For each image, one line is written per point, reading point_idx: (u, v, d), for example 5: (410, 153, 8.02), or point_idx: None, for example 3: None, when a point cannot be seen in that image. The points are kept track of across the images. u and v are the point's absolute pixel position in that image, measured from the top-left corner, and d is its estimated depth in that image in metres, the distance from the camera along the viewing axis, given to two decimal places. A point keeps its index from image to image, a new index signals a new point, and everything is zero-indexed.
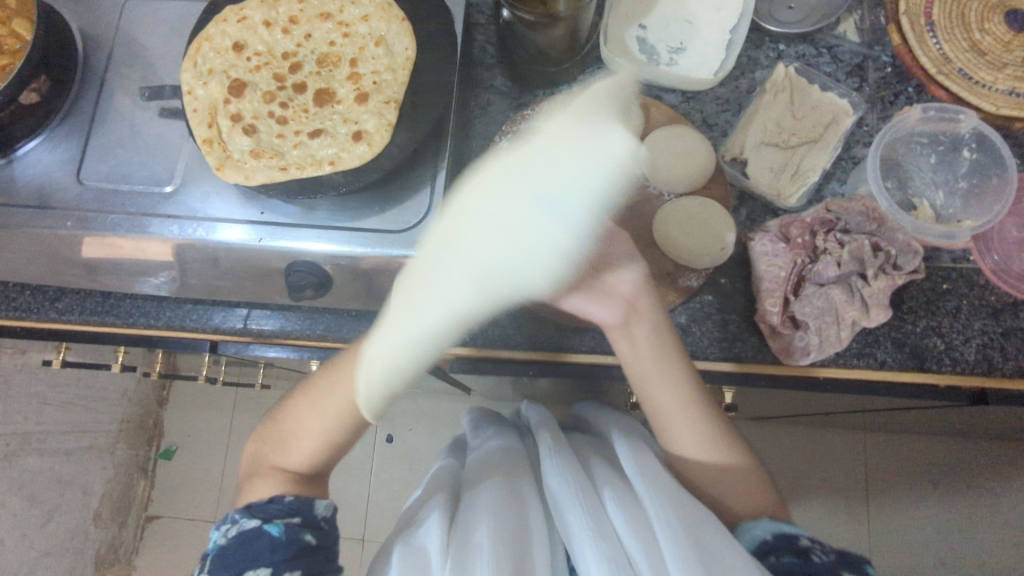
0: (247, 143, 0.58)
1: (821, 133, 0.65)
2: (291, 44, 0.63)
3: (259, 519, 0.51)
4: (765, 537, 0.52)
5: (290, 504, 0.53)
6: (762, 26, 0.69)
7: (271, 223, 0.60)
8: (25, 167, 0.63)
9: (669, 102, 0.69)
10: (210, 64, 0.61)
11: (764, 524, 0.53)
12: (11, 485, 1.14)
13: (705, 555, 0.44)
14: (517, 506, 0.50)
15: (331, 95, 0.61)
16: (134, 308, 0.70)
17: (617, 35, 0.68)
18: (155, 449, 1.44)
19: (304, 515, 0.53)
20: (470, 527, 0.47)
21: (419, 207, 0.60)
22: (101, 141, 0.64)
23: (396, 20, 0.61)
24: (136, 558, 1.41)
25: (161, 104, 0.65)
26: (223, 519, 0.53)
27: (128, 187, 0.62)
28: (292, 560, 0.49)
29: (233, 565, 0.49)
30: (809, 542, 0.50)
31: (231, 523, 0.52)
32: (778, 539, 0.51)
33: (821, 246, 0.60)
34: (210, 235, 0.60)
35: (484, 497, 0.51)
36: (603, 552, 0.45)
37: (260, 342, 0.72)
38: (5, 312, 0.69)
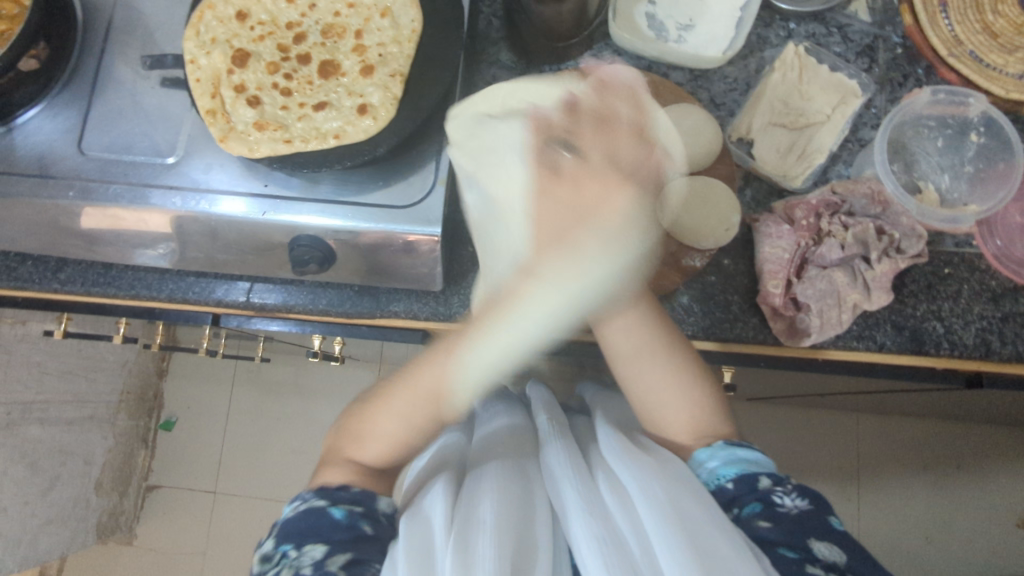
0: (250, 115, 0.58)
1: (828, 115, 0.64)
2: (295, 14, 0.62)
3: (325, 500, 0.53)
4: (724, 483, 0.52)
5: (356, 494, 0.55)
6: (774, 4, 0.68)
7: (272, 196, 0.60)
8: (25, 135, 0.63)
9: (677, 79, 0.69)
10: (213, 33, 0.60)
11: (717, 452, 0.54)
12: (14, 454, 1.11)
13: (696, 539, 0.45)
14: (517, 491, 0.53)
15: (336, 67, 0.60)
16: (137, 281, 0.69)
17: (626, 11, 0.68)
18: (156, 419, 1.47)
19: (367, 506, 0.54)
20: (476, 511, 0.50)
21: (422, 181, 0.60)
22: (101, 111, 0.63)
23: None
24: (136, 526, 1.43)
25: (163, 74, 0.64)
26: (296, 496, 0.56)
27: (130, 158, 0.62)
28: (347, 543, 0.50)
29: (294, 537, 0.51)
30: (768, 485, 0.50)
31: (302, 501, 0.55)
32: (738, 486, 0.51)
33: (826, 229, 0.59)
34: (212, 209, 0.60)
35: (482, 483, 0.54)
36: (593, 531, 0.47)
37: (261, 315, 0.72)
38: (6, 282, 0.69)
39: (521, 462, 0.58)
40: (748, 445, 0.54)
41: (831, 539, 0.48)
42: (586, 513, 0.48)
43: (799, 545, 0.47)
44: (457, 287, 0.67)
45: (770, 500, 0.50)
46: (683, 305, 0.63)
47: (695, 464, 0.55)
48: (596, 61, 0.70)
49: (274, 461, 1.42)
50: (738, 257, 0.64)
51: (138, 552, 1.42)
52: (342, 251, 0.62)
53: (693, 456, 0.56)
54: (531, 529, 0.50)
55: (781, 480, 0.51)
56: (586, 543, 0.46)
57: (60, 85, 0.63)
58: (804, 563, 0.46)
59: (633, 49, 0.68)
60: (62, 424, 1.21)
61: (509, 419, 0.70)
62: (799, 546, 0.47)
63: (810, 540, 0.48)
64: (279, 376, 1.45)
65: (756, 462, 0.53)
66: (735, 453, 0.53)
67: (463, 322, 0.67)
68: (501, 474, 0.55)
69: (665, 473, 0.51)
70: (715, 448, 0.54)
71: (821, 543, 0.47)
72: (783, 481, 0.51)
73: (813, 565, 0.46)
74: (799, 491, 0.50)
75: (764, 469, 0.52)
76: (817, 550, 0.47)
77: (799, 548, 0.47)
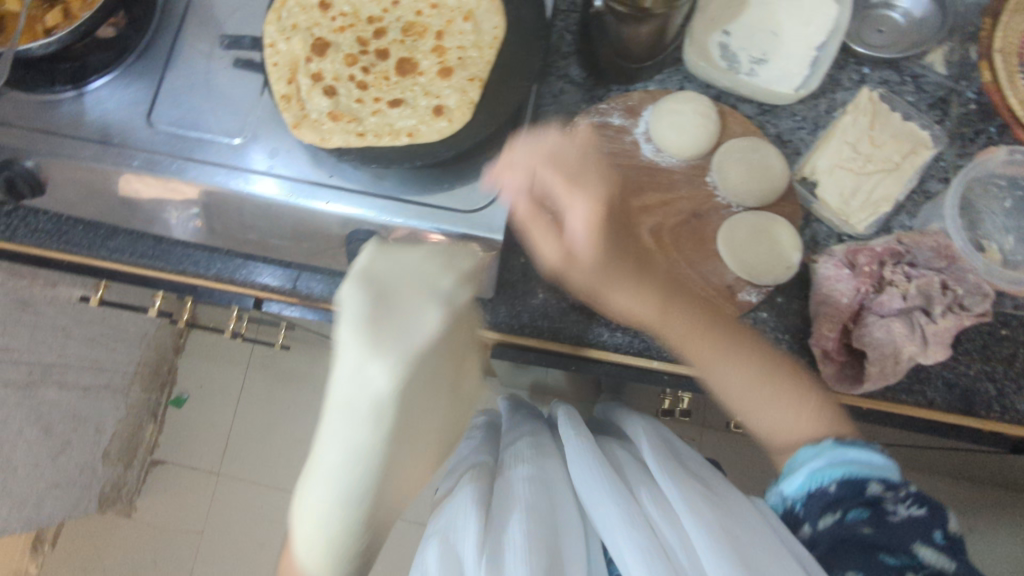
0: (325, 104, 0.58)
1: (897, 164, 0.63)
2: (377, 9, 0.62)
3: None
4: (826, 487, 0.51)
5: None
6: (850, 46, 0.68)
7: (309, 181, 0.60)
8: (94, 101, 0.63)
9: (745, 112, 0.69)
10: (294, 20, 0.60)
11: (819, 448, 0.54)
12: (31, 415, 1.11)
13: (741, 550, 0.46)
14: (550, 501, 0.55)
15: (414, 65, 0.60)
16: (185, 257, 0.70)
17: (699, 39, 0.67)
18: (167, 395, 1.46)
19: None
20: (505, 524, 0.51)
21: (487, 191, 0.59)
22: (173, 85, 0.64)
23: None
24: (137, 499, 1.41)
25: (236, 55, 0.64)
26: None
27: (196, 135, 0.62)
28: None
29: None
30: (880, 492, 0.50)
31: None
32: (842, 490, 0.51)
33: (888, 278, 0.59)
34: (245, 186, 0.59)
35: (512, 494, 0.55)
36: (637, 544, 0.47)
37: (303, 304, 0.72)
38: (56, 245, 0.70)
39: (549, 471, 0.60)
40: (861, 446, 0.53)
41: (932, 546, 0.48)
42: (629, 520, 0.49)
43: (901, 551, 0.48)
44: (505, 296, 0.67)
45: (880, 507, 0.50)
46: None
47: (798, 464, 0.55)
48: (666, 85, 0.69)
49: (282, 448, 1.42)
50: (793, 297, 0.65)
51: (136, 525, 1.41)
52: None
53: (797, 453, 0.55)
54: (562, 541, 0.51)
55: (894, 486, 0.50)
56: (631, 555, 0.47)
57: (136, 54, 0.64)
58: (907, 571, 0.47)
59: (704, 77, 0.68)
60: (79, 390, 1.21)
61: (530, 433, 0.72)
62: (902, 552, 0.48)
63: (916, 546, 0.48)
64: (295, 364, 1.45)
65: (869, 463, 0.52)
66: (846, 454, 0.53)
67: (507, 333, 0.67)
68: (531, 486, 0.56)
69: (705, 491, 0.52)
70: (824, 448, 0.54)
71: (927, 549, 0.48)
72: (898, 488, 0.50)
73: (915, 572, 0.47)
74: (914, 499, 0.50)
75: (876, 472, 0.51)
76: (923, 556, 0.48)
77: (903, 555, 0.48)
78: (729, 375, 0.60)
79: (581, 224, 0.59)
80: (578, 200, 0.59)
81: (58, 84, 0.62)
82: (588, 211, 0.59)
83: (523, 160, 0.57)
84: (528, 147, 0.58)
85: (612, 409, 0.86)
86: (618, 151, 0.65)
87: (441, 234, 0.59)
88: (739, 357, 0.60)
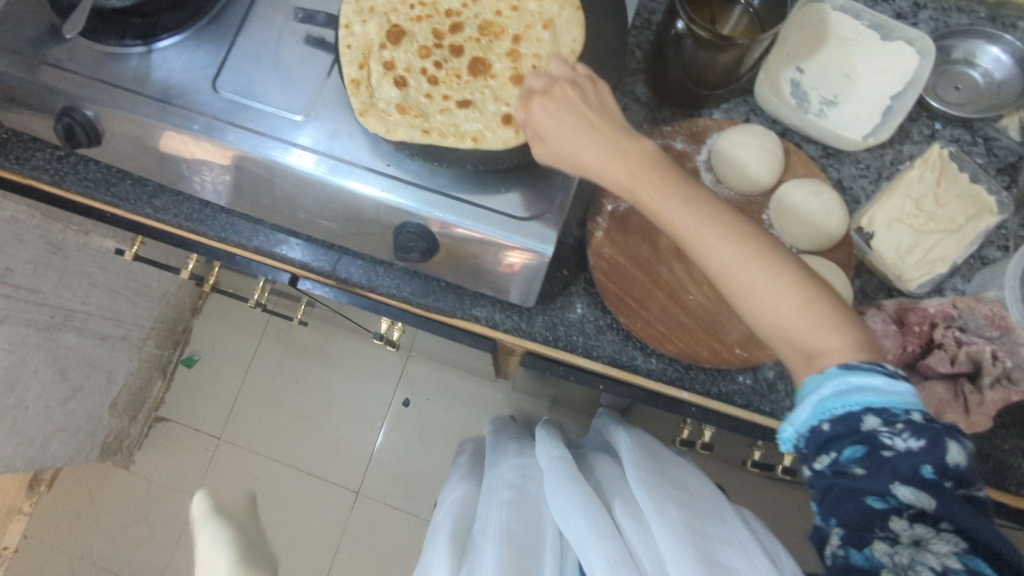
0: (394, 95, 0.58)
1: (959, 226, 0.62)
2: (457, 3, 0.61)
3: None
4: (821, 425, 0.43)
5: None
6: (926, 100, 0.67)
7: (338, 158, 0.59)
8: (162, 61, 0.62)
9: (809, 153, 0.68)
10: (374, 4, 0.60)
11: (831, 383, 0.43)
12: (48, 357, 1.11)
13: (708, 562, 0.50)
14: (524, 525, 0.61)
15: (486, 66, 0.60)
16: (229, 225, 0.70)
17: (772, 72, 0.66)
18: (179, 353, 1.47)
19: None
20: (481, 552, 0.57)
21: (536, 201, 0.58)
22: (242, 53, 0.63)
23: (571, 8, 0.59)
24: (137, 453, 1.42)
25: (308, 31, 0.64)
26: None
27: (259, 107, 0.61)
28: None
29: None
30: (875, 426, 0.42)
31: None
32: (838, 428, 0.43)
33: (938, 339, 0.58)
34: (278, 157, 0.59)
35: (486, 526, 0.62)
36: (605, 553, 0.52)
37: (338, 286, 0.72)
38: (103, 196, 0.70)
39: (526, 499, 0.66)
40: (866, 367, 0.43)
41: (920, 484, 0.40)
42: (596, 531, 0.54)
43: (884, 491, 0.41)
44: (543, 307, 0.66)
45: (874, 444, 0.42)
46: (769, 379, 0.65)
47: (805, 394, 0.46)
48: (731, 115, 0.68)
49: (286, 421, 1.42)
50: None
51: (132, 479, 1.41)
52: (443, 247, 0.61)
53: (802, 384, 0.46)
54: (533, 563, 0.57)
55: (892, 416, 0.41)
56: (599, 561, 0.51)
57: (209, 17, 0.64)
58: (888, 516, 0.41)
59: (773, 113, 0.67)
60: (96, 338, 1.22)
61: (516, 459, 0.77)
62: (884, 493, 0.41)
63: (902, 486, 0.41)
64: (309, 341, 1.46)
65: (869, 391, 0.42)
66: (848, 380, 0.43)
67: (540, 344, 0.67)
68: (507, 513, 0.62)
69: (674, 499, 0.57)
70: (827, 374, 0.44)
71: (905, 489, 0.40)
72: (895, 419, 0.41)
73: (897, 517, 0.41)
74: (911, 430, 0.41)
75: (875, 399, 0.42)
76: (902, 496, 0.40)
77: (885, 496, 0.41)
78: (766, 289, 0.45)
79: (590, 161, 0.49)
80: (588, 126, 0.49)
81: (128, 39, 0.62)
82: (602, 154, 0.48)
83: (536, 118, 0.50)
84: (544, 82, 0.52)
85: (604, 418, 0.87)
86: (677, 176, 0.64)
87: (489, 238, 0.57)
88: (779, 272, 0.45)
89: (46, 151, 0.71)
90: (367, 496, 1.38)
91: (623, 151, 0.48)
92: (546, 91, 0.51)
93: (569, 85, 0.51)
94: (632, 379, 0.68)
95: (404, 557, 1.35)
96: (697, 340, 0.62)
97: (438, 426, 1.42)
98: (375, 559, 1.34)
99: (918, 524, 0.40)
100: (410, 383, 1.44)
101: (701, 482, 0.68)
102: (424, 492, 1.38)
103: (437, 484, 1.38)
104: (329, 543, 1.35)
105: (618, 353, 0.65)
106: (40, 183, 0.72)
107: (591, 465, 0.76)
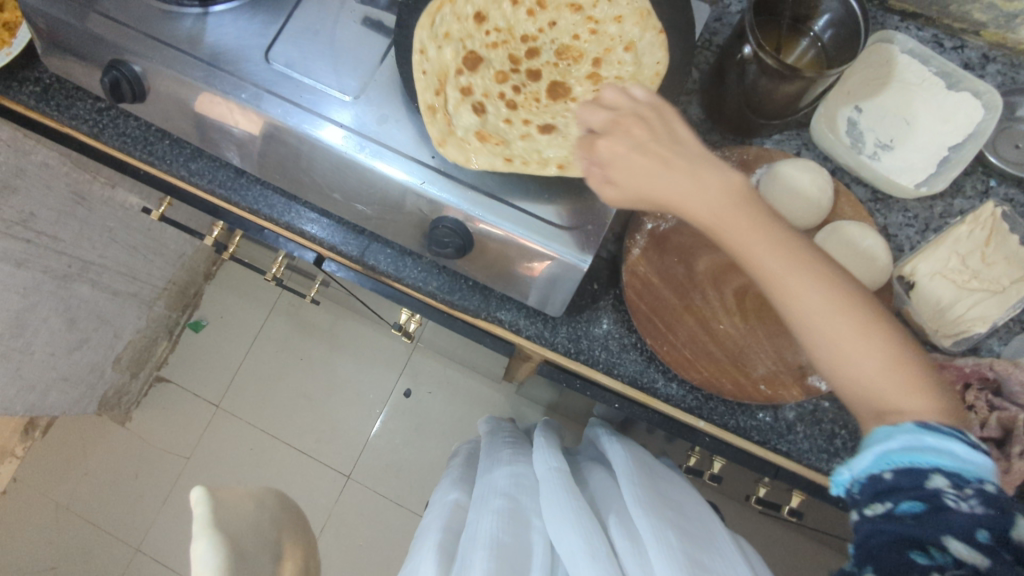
0: (473, 122, 0.58)
1: (1004, 287, 0.60)
2: (533, 27, 0.62)
3: None
4: (882, 474, 0.43)
5: None
6: (984, 154, 0.66)
7: (374, 140, 0.57)
8: (215, 25, 0.60)
9: (858, 195, 0.66)
10: (449, 28, 0.59)
11: (903, 435, 0.43)
12: (60, 306, 1.11)
13: None
14: (518, 537, 0.59)
15: (567, 91, 0.61)
16: (261, 197, 0.69)
17: (830, 109, 0.65)
18: (188, 316, 1.47)
19: None
20: (471, 560, 0.55)
21: (573, 214, 0.57)
22: (298, 26, 0.61)
23: (653, 31, 0.58)
24: (134, 410, 1.42)
25: (367, 12, 0.62)
26: None
27: (308, 82, 0.59)
28: None
29: None
30: (943, 486, 0.41)
31: None
32: (900, 479, 0.42)
33: (969, 401, 0.58)
34: (310, 130, 0.57)
35: (475, 532, 0.60)
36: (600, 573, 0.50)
37: (363, 272, 0.71)
38: (139, 153, 0.69)
39: (520, 507, 0.64)
40: (946, 430, 0.42)
41: (969, 544, 0.40)
42: (592, 551, 0.52)
43: (932, 546, 0.41)
44: (569, 318, 0.65)
45: (937, 502, 0.41)
46: (789, 420, 0.63)
47: (869, 440, 0.45)
48: (783, 147, 0.67)
49: (286, 397, 1.42)
50: None
51: (126, 435, 1.41)
52: (477, 246, 0.60)
53: (868, 432, 0.45)
54: None
55: (963, 482, 0.41)
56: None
57: None
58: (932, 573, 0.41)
59: (826, 150, 0.66)
60: (109, 293, 1.21)
61: (507, 467, 0.75)
62: (933, 548, 0.41)
63: (948, 542, 0.41)
64: (319, 319, 1.45)
65: (947, 455, 0.41)
66: (925, 439, 0.42)
67: (559, 355, 0.66)
68: (500, 520, 0.60)
69: (674, 525, 0.55)
70: (902, 427, 0.43)
71: (958, 546, 0.40)
72: (965, 484, 0.41)
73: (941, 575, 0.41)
74: (981, 497, 0.40)
75: (954, 463, 0.41)
76: (952, 551, 0.40)
77: (934, 552, 0.41)
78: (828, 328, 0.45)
79: (673, 200, 0.46)
80: (663, 166, 0.46)
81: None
82: (680, 192, 0.46)
83: (604, 161, 0.47)
84: (604, 118, 0.49)
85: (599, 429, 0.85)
86: None
87: (526, 243, 0.56)
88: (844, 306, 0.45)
89: (88, 101, 0.70)
90: (357, 480, 1.37)
91: (705, 187, 0.46)
92: (611, 130, 0.48)
93: (634, 122, 0.48)
94: (649, 401, 0.67)
95: (388, 547, 1.34)
96: (721, 371, 0.61)
97: (438, 419, 1.41)
98: (358, 546, 1.34)
99: None
100: (414, 375, 1.43)
101: (696, 503, 0.67)
102: (415, 484, 1.37)
103: (430, 477, 1.37)
104: (315, 523, 1.34)
105: (639, 375, 0.64)
106: (77, 133, 0.72)
107: (587, 474, 0.74)
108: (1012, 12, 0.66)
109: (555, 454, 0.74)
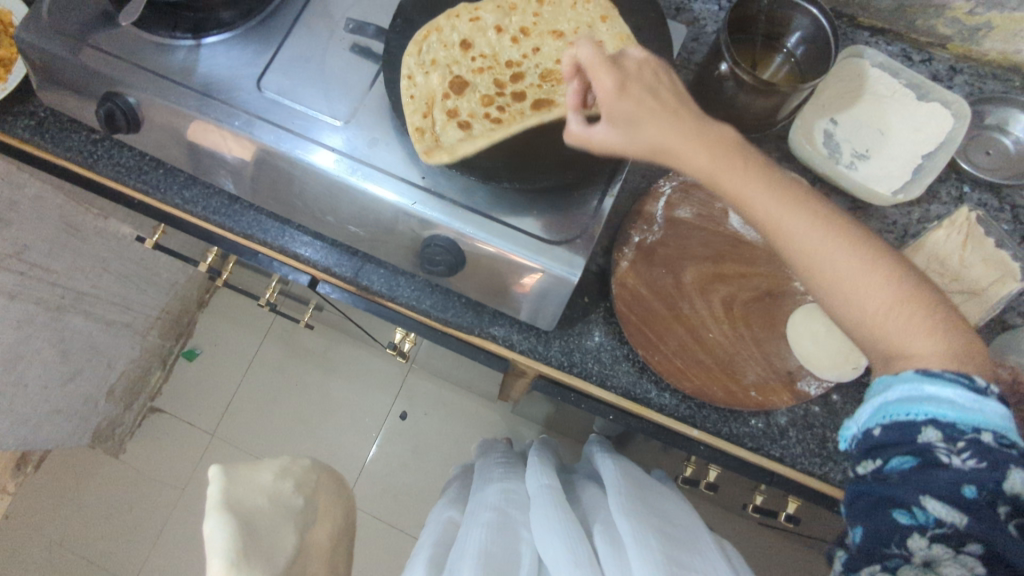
0: (458, 136, 0.60)
1: (982, 289, 0.62)
2: (517, 55, 0.67)
3: None
4: (873, 429, 0.45)
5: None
6: (956, 162, 0.68)
7: (366, 162, 0.59)
8: (207, 56, 0.62)
9: (838, 204, 0.68)
10: (435, 54, 0.63)
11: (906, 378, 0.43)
12: (53, 337, 1.10)
13: None
14: (507, 548, 0.59)
15: (550, 105, 0.63)
16: (255, 222, 0.70)
17: (807, 122, 0.67)
18: (181, 346, 1.47)
19: None
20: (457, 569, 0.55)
21: (559, 229, 0.58)
22: (289, 55, 0.63)
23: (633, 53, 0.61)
24: (128, 442, 1.41)
25: (355, 40, 0.64)
26: None
27: (299, 108, 0.60)
28: None
29: None
30: (933, 439, 0.41)
31: None
32: (890, 433, 0.43)
33: None
34: (301, 155, 0.58)
35: (464, 546, 0.60)
36: None
37: (357, 293, 0.72)
38: (133, 183, 0.70)
39: (509, 520, 0.64)
40: (944, 376, 0.42)
41: (950, 502, 0.40)
42: (576, 557, 0.52)
43: (911, 504, 0.41)
44: (561, 332, 0.66)
45: (927, 457, 0.41)
46: (781, 426, 0.64)
47: (873, 393, 0.46)
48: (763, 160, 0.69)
49: (281, 423, 1.41)
50: (848, 396, 0.65)
51: (119, 467, 1.40)
52: (469, 264, 0.61)
53: (872, 382, 0.46)
54: None
55: (954, 433, 0.41)
56: None
57: (260, 19, 0.64)
58: (910, 532, 0.41)
59: (805, 161, 0.67)
60: (102, 323, 1.21)
61: (501, 484, 0.75)
62: (914, 507, 0.41)
63: (926, 499, 0.41)
64: (313, 345, 1.46)
65: (938, 403, 0.41)
66: (920, 387, 0.42)
67: (554, 369, 0.67)
68: (490, 533, 0.61)
69: (659, 532, 0.56)
70: (898, 376, 0.43)
71: (936, 504, 0.40)
72: (956, 435, 0.41)
73: (918, 535, 0.41)
74: (972, 451, 0.40)
75: (945, 411, 0.41)
76: (929, 510, 0.41)
77: (915, 511, 0.41)
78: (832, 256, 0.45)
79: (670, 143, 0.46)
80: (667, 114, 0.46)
81: (177, 32, 0.62)
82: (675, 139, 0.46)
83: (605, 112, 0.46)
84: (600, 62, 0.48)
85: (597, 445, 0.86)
86: (705, 214, 0.65)
87: (515, 258, 0.57)
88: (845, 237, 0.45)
89: (82, 133, 0.71)
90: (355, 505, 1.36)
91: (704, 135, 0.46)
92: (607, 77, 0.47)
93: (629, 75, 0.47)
94: (643, 412, 0.68)
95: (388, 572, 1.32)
96: (712, 379, 0.62)
97: (435, 441, 1.41)
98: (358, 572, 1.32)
99: (938, 545, 0.40)
100: (410, 397, 1.43)
101: (686, 513, 0.67)
102: (412, 507, 1.37)
103: (429, 500, 1.37)
104: None
105: (632, 385, 0.65)
106: (71, 164, 0.73)
107: (583, 489, 0.75)
108: (975, 26, 0.69)
109: (549, 471, 0.74)
